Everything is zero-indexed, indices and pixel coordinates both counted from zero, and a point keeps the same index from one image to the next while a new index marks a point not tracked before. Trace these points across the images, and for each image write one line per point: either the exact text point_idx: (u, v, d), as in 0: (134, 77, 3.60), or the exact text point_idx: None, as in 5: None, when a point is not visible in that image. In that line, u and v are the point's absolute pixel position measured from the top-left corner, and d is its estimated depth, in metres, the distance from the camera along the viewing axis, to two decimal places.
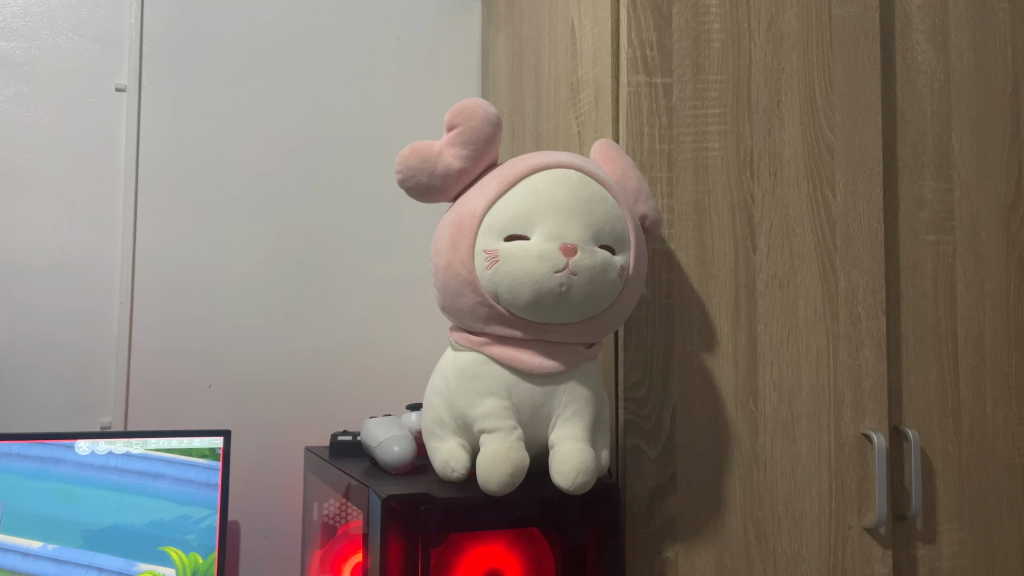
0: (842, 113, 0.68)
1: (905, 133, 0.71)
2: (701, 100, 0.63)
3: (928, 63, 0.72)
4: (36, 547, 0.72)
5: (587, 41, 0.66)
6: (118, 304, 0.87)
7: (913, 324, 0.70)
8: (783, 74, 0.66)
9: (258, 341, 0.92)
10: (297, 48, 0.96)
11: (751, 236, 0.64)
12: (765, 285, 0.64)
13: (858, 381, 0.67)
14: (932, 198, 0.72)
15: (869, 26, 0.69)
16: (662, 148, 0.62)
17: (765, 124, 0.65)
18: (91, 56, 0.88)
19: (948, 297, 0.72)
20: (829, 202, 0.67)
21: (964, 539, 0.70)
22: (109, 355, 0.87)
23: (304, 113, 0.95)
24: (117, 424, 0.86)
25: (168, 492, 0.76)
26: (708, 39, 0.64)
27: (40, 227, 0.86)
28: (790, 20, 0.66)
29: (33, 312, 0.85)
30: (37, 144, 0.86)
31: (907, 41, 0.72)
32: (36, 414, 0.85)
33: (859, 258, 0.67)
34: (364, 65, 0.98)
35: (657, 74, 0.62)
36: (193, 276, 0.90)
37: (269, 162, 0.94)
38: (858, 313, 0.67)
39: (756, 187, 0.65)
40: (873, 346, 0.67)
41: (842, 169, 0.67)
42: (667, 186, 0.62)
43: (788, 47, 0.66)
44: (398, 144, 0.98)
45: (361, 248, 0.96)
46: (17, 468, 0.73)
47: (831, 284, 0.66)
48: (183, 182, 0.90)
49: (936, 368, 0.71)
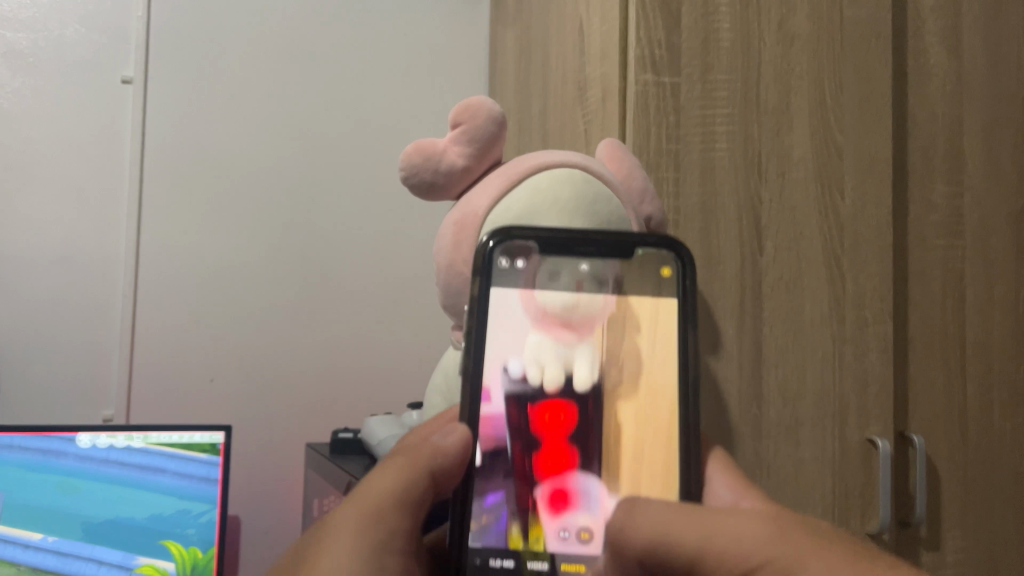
0: (851, 115, 0.67)
1: (916, 137, 0.70)
2: (710, 100, 0.62)
3: (940, 65, 0.71)
4: (36, 538, 0.72)
5: (596, 38, 0.65)
6: (122, 296, 0.87)
7: (921, 329, 0.69)
8: (793, 75, 0.65)
9: (261, 336, 0.92)
10: (304, 43, 0.95)
11: (758, 239, 0.63)
12: (771, 287, 0.64)
13: (864, 386, 0.66)
14: (942, 203, 0.71)
15: (881, 28, 0.68)
16: (668, 147, 0.61)
17: (773, 125, 0.64)
18: (99, 48, 0.89)
19: (957, 302, 0.71)
20: (838, 204, 0.66)
21: (968, 547, 0.69)
22: (113, 347, 0.87)
23: (309, 107, 0.95)
24: (119, 417, 0.86)
25: (168, 486, 0.76)
26: (717, 37, 0.63)
27: (45, 219, 0.86)
28: (801, 20, 0.65)
29: (36, 304, 0.85)
30: (43, 135, 0.86)
31: (920, 43, 0.70)
32: (39, 405, 0.85)
33: (867, 261, 0.67)
34: (370, 61, 0.97)
35: (665, 72, 0.61)
36: (198, 270, 0.90)
37: (273, 156, 0.93)
38: (865, 317, 0.66)
39: (765, 188, 0.64)
40: (879, 351, 0.67)
41: (851, 172, 0.66)
42: (673, 186, 0.61)
43: (798, 47, 0.65)
44: (403, 139, 0.98)
45: (365, 242, 0.96)
46: (19, 460, 0.73)
47: (839, 287, 0.66)
48: (189, 176, 0.90)
49: (943, 374, 0.70)
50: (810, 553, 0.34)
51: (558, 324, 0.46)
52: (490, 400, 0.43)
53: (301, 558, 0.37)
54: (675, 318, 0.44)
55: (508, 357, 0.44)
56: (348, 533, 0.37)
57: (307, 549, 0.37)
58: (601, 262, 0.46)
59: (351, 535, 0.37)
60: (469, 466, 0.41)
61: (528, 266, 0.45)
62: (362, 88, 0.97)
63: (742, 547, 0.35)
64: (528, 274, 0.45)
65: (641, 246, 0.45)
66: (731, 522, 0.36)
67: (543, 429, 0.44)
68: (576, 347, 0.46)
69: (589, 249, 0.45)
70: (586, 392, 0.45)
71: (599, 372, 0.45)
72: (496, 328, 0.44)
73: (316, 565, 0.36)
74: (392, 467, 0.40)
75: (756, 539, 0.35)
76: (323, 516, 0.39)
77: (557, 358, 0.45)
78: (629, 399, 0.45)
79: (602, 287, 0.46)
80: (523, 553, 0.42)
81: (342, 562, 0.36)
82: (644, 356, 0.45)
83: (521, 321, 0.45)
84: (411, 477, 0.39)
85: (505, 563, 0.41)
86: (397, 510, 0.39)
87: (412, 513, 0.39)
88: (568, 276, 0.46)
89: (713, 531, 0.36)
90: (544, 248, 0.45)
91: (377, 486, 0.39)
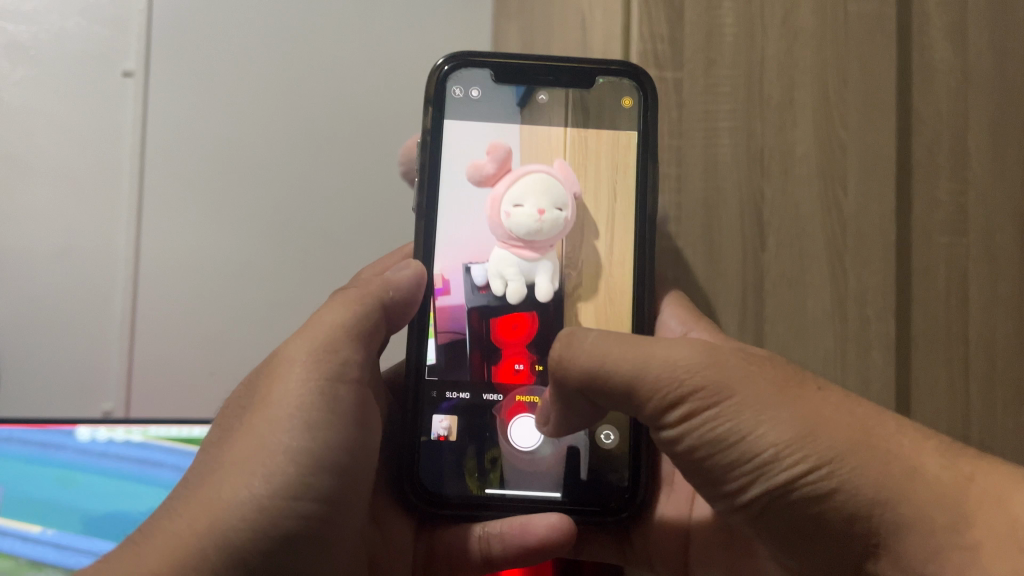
0: (856, 111, 0.62)
1: (921, 133, 0.65)
2: (712, 96, 0.57)
3: (946, 62, 0.65)
4: (36, 532, 0.73)
5: (599, 32, 0.60)
6: (122, 290, 0.89)
7: (924, 326, 0.64)
8: (797, 70, 0.60)
9: (258, 331, 0.91)
10: (301, 35, 0.93)
11: (760, 234, 0.59)
12: (773, 283, 0.59)
13: (866, 386, 0.61)
14: (947, 199, 0.65)
15: (885, 22, 0.62)
16: (672, 143, 0.57)
17: (776, 122, 0.59)
18: (100, 41, 0.89)
19: (960, 298, 0.65)
20: (841, 201, 0.61)
21: None
22: (114, 339, 0.89)
23: (304, 100, 0.93)
24: (118, 410, 0.89)
25: (166, 480, 0.76)
26: (721, 32, 0.57)
27: (47, 213, 0.88)
28: (805, 15, 0.60)
29: (42, 296, 0.88)
30: (46, 128, 0.88)
31: (924, 39, 0.65)
32: (44, 394, 0.88)
33: (870, 258, 0.61)
34: (367, 53, 0.95)
35: (668, 68, 0.56)
36: (195, 266, 0.90)
37: (268, 150, 0.92)
38: (869, 314, 0.61)
39: (767, 185, 0.59)
40: (882, 349, 0.61)
41: (854, 168, 0.61)
42: (676, 183, 0.57)
43: (802, 42, 0.60)
44: (394, 134, 0.95)
45: (358, 238, 0.94)
46: (18, 453, 0.74)
47: (842, 284, 0.61)
48: (186, 170, 0.90)
49: (946, 371, 0.64)
50: (740, 375, 0.38)
51: (520, 245, 0.54)
52: (448, 293, 0.53)
53: (261, 388, 0.43)
54: (632, 203, 0.53)
55: (466, 193, 0.54)
56: (300, 360, 0.42)
57: (265, 376, 0.43)
58: (558, 190, 0.54)
59: (301, 362, 0.42)
60: (416, 296, 0.49)
61: (494, 173, 0.54)
62: (354, 80, 0.94)
63: (679, 370, 0.39)
64: (482, 100, 0.55)
65: (601, 74, 0.54)
66: (669, 347, 0.40)
67: (500, 329, 0.53)
68: (537, 265, 0.54)
69: (548, 79, 0.55)
70: (547, 302, 0.54)
71: (558, 283, 0.54)
72: (461, 212, 0.54)
73: (274, 393, 0.41)
74: (340, 303, 0.46)
75: (690, 361, 0.39)
76: (278, 347, 0.44)
77: (519, 272, 0.54)
78: (588, 303, 0.54)
79: (562, 210, 0.54)
80: (477, 387, 0.52)
81: (298, 386, 0.41)
82: (603, 256, 0.54)
83: (475, 158, 0.55)
84: (360, 308, 0.46)
85: (460, 394, 0.52)
86: (346, 338, 0.44)
87: (362, 338, 0.45)
88: (532, 204, 0.54)
89: (653, 356, 0.40)
90: (500, 76, 0.55)
91: (328, 318, 0.45)
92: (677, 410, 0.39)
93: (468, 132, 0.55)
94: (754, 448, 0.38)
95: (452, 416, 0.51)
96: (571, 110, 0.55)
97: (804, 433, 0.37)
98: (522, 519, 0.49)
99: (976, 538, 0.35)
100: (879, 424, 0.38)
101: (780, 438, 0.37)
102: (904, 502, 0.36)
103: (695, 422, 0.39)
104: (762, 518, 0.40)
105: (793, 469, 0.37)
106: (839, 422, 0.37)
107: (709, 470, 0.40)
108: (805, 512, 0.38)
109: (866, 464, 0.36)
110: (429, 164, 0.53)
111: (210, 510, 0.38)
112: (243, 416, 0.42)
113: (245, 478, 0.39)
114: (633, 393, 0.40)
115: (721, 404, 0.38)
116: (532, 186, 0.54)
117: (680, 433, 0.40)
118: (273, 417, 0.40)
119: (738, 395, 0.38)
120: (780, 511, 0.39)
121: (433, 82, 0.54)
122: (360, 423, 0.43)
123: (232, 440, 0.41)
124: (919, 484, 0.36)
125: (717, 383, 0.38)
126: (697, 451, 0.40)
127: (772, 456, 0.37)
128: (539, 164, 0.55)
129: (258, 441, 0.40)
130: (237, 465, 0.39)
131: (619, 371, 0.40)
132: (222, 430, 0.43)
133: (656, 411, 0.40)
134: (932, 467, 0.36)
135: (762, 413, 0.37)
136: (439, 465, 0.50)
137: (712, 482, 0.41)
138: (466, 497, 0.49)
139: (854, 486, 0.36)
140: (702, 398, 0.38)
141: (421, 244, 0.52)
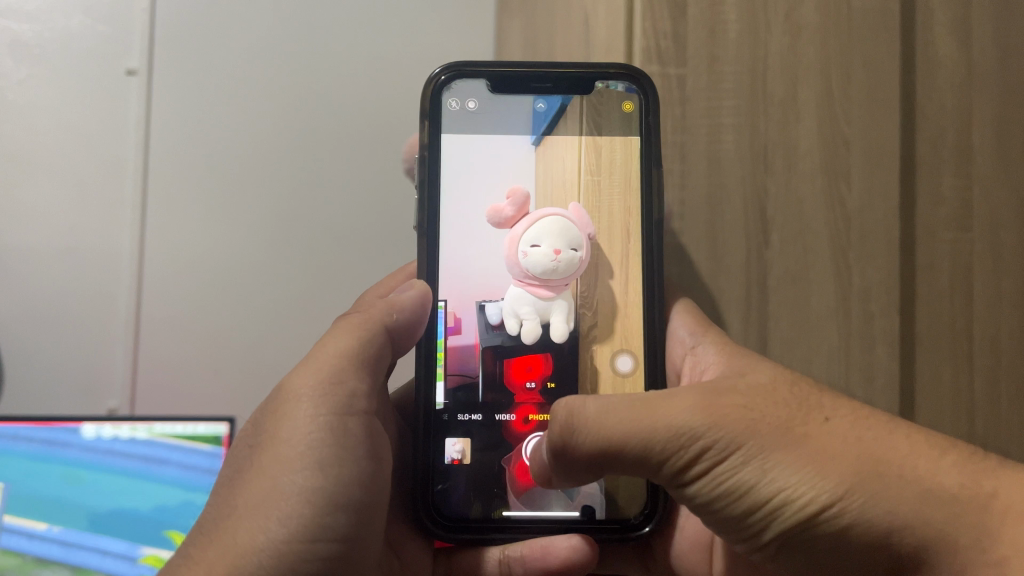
0: (860, 106, 0.61)
1: (924, 128, 0.65)
2: (715, 93, 0.57)
3: (950, 57, 0.65)
4: (41, 529, 0.74)
5: (601, 28, 0.60)
6: (127, 288, 0.90)
7: (928, 323, 0.63)
8: (801, 65, 0.59)
9: (263, 330, 0.92)
10: (301, 33, 0.93)
11: (764, 232, 0.59)
12: (777, 280, 0.59)
13: (869, 379, 0.60)
14: (951, 196, 0.65)
15: (890, 17, 0.62)
16: (674, 140, 0.57)
17: (780, 118, 0.59)
18: (102, 39, 0.89)
19: (965, 293, 0.65)
20: (844, 197, 0.61)
21: None
22: (119, 338, 0.90)
23: (305, 99, 0.93)
24: (123, 408, 0.89)
25: (172, 478, 0.77)
26: (724, 28, 0.57)
27: (52, 211, 0.89)
28: (809, 11, 0.60)
29: (46, 294, 0.89)
30: (51, 126, 0.89)
31: (928, 33, 0.64)
32: (49, 393, 0.89)
33: (874, 254, 0.61)
34: (369, 51, 0.94)
35: (671, 63, 0.56)
36: (198, 263, 0.91)
37: (268, 148, 0.92)
38: (871, 310, 0.61)
39: (770, 181, 0.59)
40: (886, 344, 0.61)
41: (858, 164, 0.61)
42: (679, 179, 0.58)
43: (806, 38, 0.60)
44: (396, 132, 0.94)
45: (357, 235, 0.94)
46: (24, 451, 0.75)
47: (845, 281, 0.60)
48: (189, 168, 0.90)
49: (949, 366, 0.64)
50: (739, 424, 0.38)
51: (536, 284, 0.54)
52: (459, 333, 0.53)
53: (266, 426, 0.43)
54: (637, 227, 0.53)
55: (472, 200, 0.55)
56: (305, 395, 0.42)
57: (273, 414, 0.43)
58: (574, 232, 0.54)
59: (306, 397, 0.42)
60: (421, 317, 0.50)
61: (512, 216, 0.54)
62: (355, 79, 0.94)
63: (679, 429, 0.39)
64: (478, 111, 0.56)
65: (600, 78, 0.54)
66: (667, 405, 0.40)
67: (514, 372, 0.54)
68: (553, 304, 0.54)
69: (545, 86, 0.56)
70: (562, 343, 0.54)
71: (573, 325, 0.54)
72: (466, 242, 0.54)
73: (282, 430, 0.42)
74: (345, 331, 0.46)
75: (689, 418, 0.39)
76: (280, 379, 0.44)
77: (534, 312, 0.54)
78: (604, 347, 0.54)
79: (576, 251, 0.54)
80: (488, 408, 0.53)
81: (306, 422, 0.42)
82: (617, 297, 0.54)
83: (475, 168, 0.55)
84: (364, 333, 0.46)
85: (473, 416, 0.53)
86: (353, 367, 0.45)
87: (366, 364, 0.46)
88: (548, 244, 0.53)
89: (651, 417, 0.40)
90: (496, 86, 0.56)
91: (332, 348, 0.45)
92: (682, 468, 0.40)
93: (462, 148, 0.55)
94: (767, 494, 0.37)
95: (465, 439, 0.52)
96: (583, 109, 0.56)
97: (813, 477, 0.36)
98: (543, 540, 0.50)
99: (1000, 554, 0.34)
100: (894, 446, 0.37)
101: (788, 485, 0.37)
102: (917, 526, 0.35)
103: (702, 476, 0.39)
104: (783, 556, 0.40)
105: (806, 512, 0.36)
106: (847, 452, 0.37)
107: (725, 517, 0.41)
108: (824, 550, 0.38)
109: (877, 496, 0.36)
110: (429, 180, 0.53)
111: (228, 556, 0.38)
112: (252, 455, 0.42)
113: (260, 523, 0.39)
114: (638, 454, 0.40)
115: (728, 458, 0.38)
116: (549, 228, 0.54)
117: (689, 487, 0.40)
118: (284, 456, 0.41)
119: (745, 448, 0.38)
120: (799, 550, 0.39)
121: (429, 95, 0.54)
122: (371, 453, 0.43)
123: (242, 482, 0.41)
124: (923, 509, 0.35)
125: (718, 437, 0.38)
126: (714, 501, 0.40)
127: (783, 500, 0.37)
128: (553, 208, 0.55)
129: (271, 483, 0.40)
130: (254, 508, 0.39)
131: (620, 436, 0.40)
132: (229, 470, 0.43)
133: (667, 468, 0.40)
134: (949, 483, 0.36)
135: (765, 462, 0.37)
136: (453, 489, 0.51)
137: (731, 527, 0.41)
138: (480, 520, 0.50)
139: (868, 521, 0.36)
140: (712, 454, 0.38)
141: (426, 263, 0.53)
